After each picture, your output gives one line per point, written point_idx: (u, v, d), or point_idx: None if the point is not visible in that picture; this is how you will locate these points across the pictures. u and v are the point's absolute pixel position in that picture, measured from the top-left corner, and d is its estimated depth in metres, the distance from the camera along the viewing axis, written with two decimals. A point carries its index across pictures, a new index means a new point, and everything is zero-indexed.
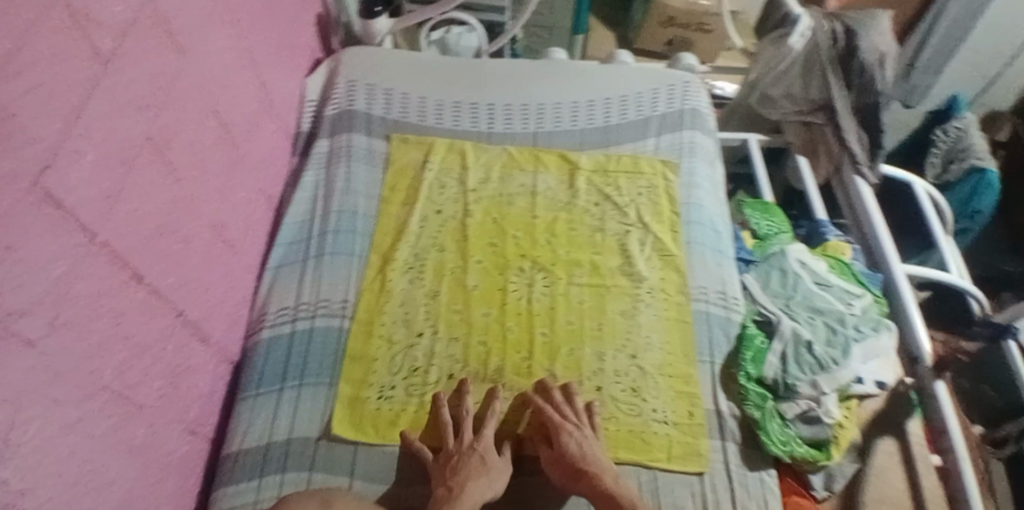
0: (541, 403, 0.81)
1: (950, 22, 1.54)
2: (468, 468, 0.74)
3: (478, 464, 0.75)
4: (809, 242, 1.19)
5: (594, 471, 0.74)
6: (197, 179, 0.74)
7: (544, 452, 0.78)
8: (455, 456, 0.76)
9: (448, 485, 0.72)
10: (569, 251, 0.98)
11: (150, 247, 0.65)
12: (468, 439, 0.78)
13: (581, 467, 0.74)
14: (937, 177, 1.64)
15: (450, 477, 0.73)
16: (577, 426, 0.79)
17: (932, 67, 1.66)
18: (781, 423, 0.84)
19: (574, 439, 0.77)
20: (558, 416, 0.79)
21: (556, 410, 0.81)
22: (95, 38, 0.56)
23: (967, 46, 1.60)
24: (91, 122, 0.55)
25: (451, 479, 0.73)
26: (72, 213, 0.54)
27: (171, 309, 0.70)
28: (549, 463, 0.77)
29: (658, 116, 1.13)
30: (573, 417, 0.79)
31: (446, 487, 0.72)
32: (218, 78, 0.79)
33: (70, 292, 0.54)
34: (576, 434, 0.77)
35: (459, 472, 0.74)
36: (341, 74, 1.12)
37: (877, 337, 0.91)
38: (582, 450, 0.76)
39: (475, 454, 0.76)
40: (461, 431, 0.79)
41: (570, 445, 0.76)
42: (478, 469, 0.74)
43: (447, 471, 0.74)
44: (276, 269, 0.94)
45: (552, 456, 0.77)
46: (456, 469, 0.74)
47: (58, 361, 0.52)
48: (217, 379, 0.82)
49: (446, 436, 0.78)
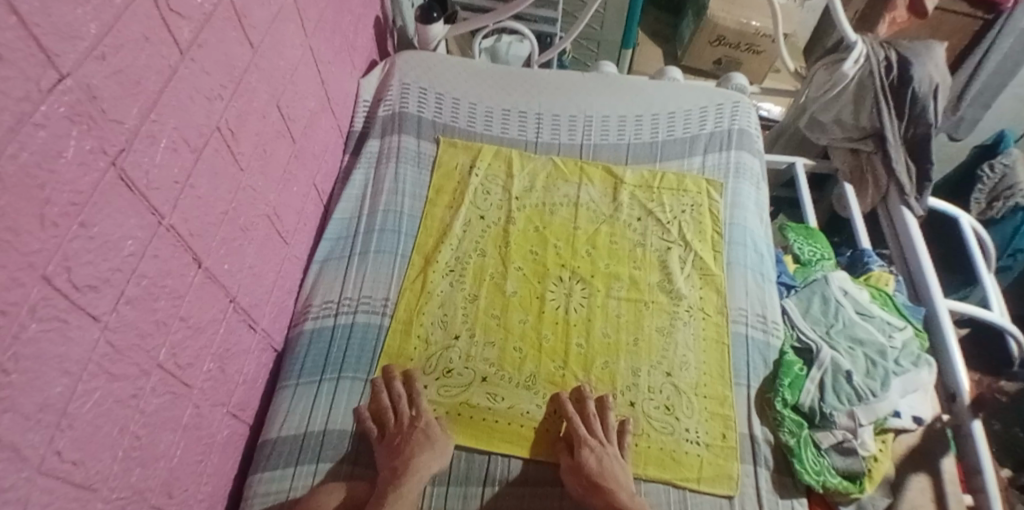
0: (570, 415, 0.81)
1: (1001, 56, 1.52)
2: (411, 446, 0.75)
3: (422, 439, 0.77)
4: (852, 270, 1.17)
5: (614, 488, 0.74)
6: (257, 170, 0.77)
7: (564, 461, 0.78)
8: (397, 437, 0.77)
9: (394, 465, 0.74)
10: (609, 263, 0.99)
11: (211, 233, 0.68)
12: (407, 416, 0.80)
13: (601, 482, 0.74)
14: (980, 213, 1.58)
15: (396, 457, 0.75)
16: (600, 440, 0.79)
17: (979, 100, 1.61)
18: (815, 453, 0.83)
19: (594, 454, 0.77)
20: (583, 429, 0.80)
21: (584, 422, 0.81)
22: (179, 27, 0.58)
23: (1015, 83, 1.58)
24: (167, 109, 0.57)
25: (397, 458, 0.75)
26: (145, 196, 0.56)
27: (225, 294, 0.72)
28: (569, 473, 0.77)
29: (705, 135, 1.12)
30: (599, 432, 0.80)
31: (391, 467, 0.74)
32: (282, 73, 0.81)
33: (137, 271, 0.56)
34: (597, 449, 0.77)
35: (404, 450, 0.75)
36: (395, 76, 1.14)
37: (917, 372, 0.88)
38: (602, 465, 0.76)
39: (418, 431, 0.77)
40: (399, 412, 0.80)
41: (589, 461, 0.76)
42: (422, 443, 0.76)
43: (390, 452, 0.76)
44: (321, 262, 0.97)
45: (572, 467, 0.77)
46: (400, 449, 0.76)
47: (120, 338, 0.54)
48: (261, 366, 0.84)
49: (387, 417, 0.80)
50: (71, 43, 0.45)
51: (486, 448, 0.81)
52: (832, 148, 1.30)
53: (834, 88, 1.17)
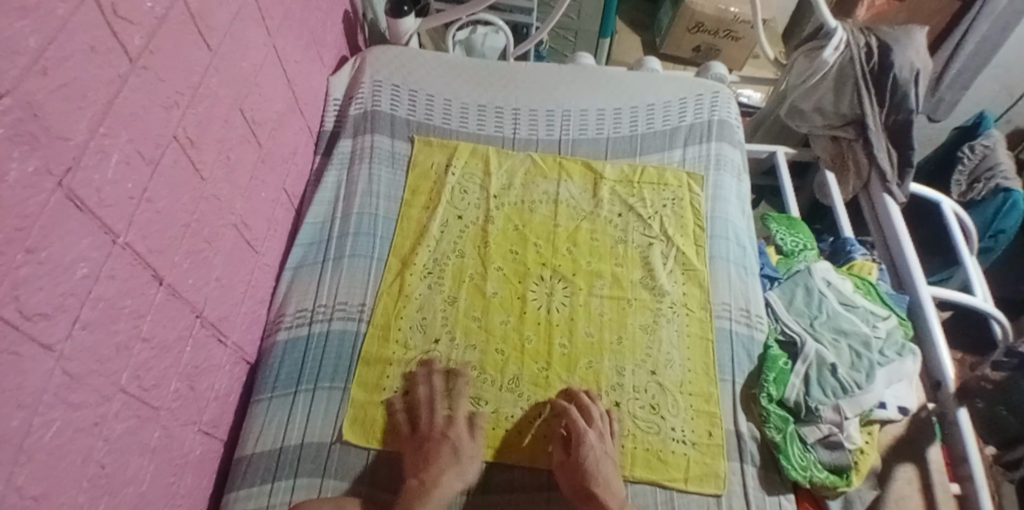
0: (569, 409, 0.79)
1: (979, 39, 1.51)
2: (439, 458, 0.74)
3: (447, 453, 0.75)
4: (835, 259, 1.16)
5: (604, 494, 0.73)
6: (221, 179, 0.73)
7: (559, 461, 0.78)
8: (426, 442, 0.76)
9: (420, 477, 0.73)
10: (591, 261, 0.97)
11: (174, 248, 0.64)
12: (442, 415, 0.79)
13: (594, 490, 0.73)
14: (961, 195, 1.59)
15: (422, 469, 0.74)
16: (598, 434, 0.78)
17: (959, 82, 1.62)
18: (802, 448, 0.83)
19: (593, 453, 0.75)
20: (582, 422, 0.78)
21: (581, 414, 0.80)
22: (129, 34, 0.54)
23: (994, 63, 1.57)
24: (119, 120, 0.54)
25: (424, 471, 0.73)
26: (98, 215, 0.52)
27: (192, 309, 0.69)
28: (562, 472, 0.76)
29: (685, 126, 1.11)
30: (597, 423, 0.78)
31: (418, 479, 0.73)
32: (245, 76, 0.77)
33: (93, 293, 0.53)
34: (596, 447, 0.76)
35: (432, 461, 0.74)
36: (366, 73, 1.11)
37: (902, 361, 0.88)
38: (598, 467, 0.75)
39: (447, 444, 0.76)
40: (434, 408, 0.80)
41: (588, 459, 0.75)
42: (448, 459, 0.74)
43: (419, 462, 0.75)
44: (294, 269, 0.93)
45: (567, 467, 0.76)
46: (429, 461, 0.74)
47: (77, 365, 0.52)
48: (234, 380, 0.81)
49: (421, 415, 0.79)
50: (10, 59, 0.41)
51: None
52: (812, 136, 1.28)
53: (814, 76, 1.15)
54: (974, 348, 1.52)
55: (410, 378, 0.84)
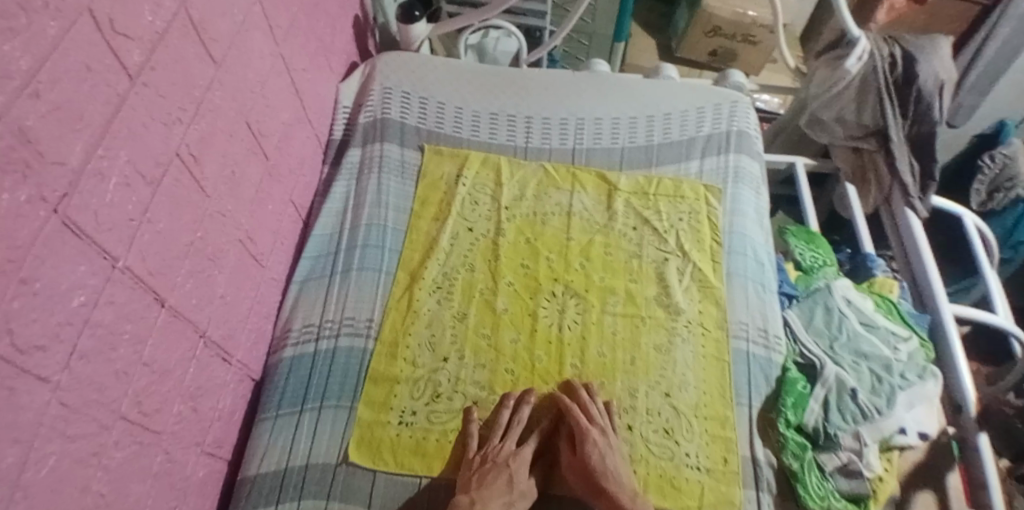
0: (569, 405, 0.80)
1: (1000, 44, 1.43)
2: (493, 481, 0.73)
3: (502, 482, 0.73)
4: (855, 276, 1.13)
5: (612, 488, 0.73)
6: (225, 194, 0.71)
7: (567, 461, 0.78)
8: (486, 465, 0.75)
9: (471, 496, 0.72)
10: (604, 277, 0.94)
11: (176, 268, 0.62)
12: (510, 446, 0.78)
13: (603, 486, 0.73)
14: (981, 205, 1.52)
15: (474, 487, 0.73)
16: (601, 431, 0.78)
17: (979, 85, 1.53)
18: (820, 476, 0.80)
19: (598, 450, 0.75)
20: (584, 419, 0.78)
21: (581, 411, 0.80)
22: (127, 50, 0.52)
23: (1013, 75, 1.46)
24: (117, 141, 0.52)
25: (475, 489, 0.72)
26: (95, 240, 0.50)
27: (194, 330, 0.67)
28: (572, 471, 0.77)
29: (702, 137, 1.07)
30: (599, 420, 0.78)
31: (468, 497, 0.72)
32: (251, 87, 0.75)
33: (91, 320, 0.51)
34: (601, 444, 0.76)
35: (484, 483, 0.73)
36: (375, 80, 1.08)
37: (923, 384, 0.85)
38: (605, 463, 0.75)
39: (506, 473, 0.74)
40: (507, 436, 0.79)
41: (593, 457, 0.75)
42: (502, 487, 0.73)
43: (474, 479, 0.74)
44: (301, 283, 0.91)
45: (576, 465, 0.76)
46: (482, 480, 0.73)
47: (75, 396, 0.50)
48: (238, 398, 0.79)
49: (494, 437, 0.78)
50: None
51: None
52: (832, 147, 1.24)
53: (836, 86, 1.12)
54: (989, 357, 1.49)
55: (421, 400, 0.82)
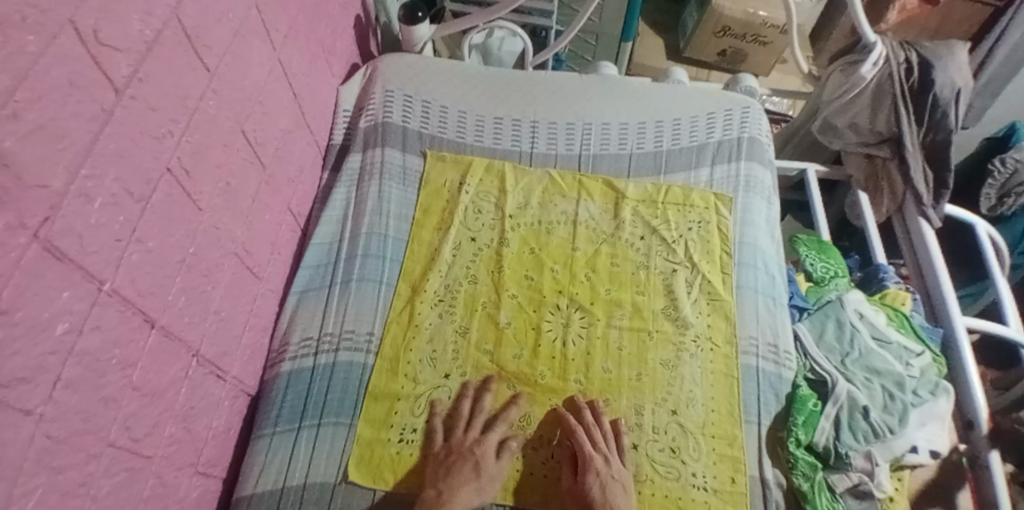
0: (575, 428, 0.78)
1: (1010, 46, 1.35)
2: (461, 472, 0.73)
3: (469, 469, 0.74)
4: (866, 287, 1.10)
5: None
6: (219, 208, 0.69)
7: (568, 487, 0.76)
8: (451, 456, 0.76)
9: (439, 488, 0.72)
10: (611, 289, 0.92)
11: (166, 288, 0.60)
12: (474, 433, 0.78)
13: None
14: (991, 210, 1.43)
15: (442, 478, 0.73)
16: (605, 458, 0.76)
17: (988, 91, 1.43)
18: (830, 497, 0.78)
19: (599, 480, 0.74)
20: (588, 446, 0.76)
21: (586, 434, 0.78)
22: (114, 63, 0.49)
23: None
24: (103, 159, 0.49)
25: (443, 480, 0.73)
26: (80, 264, 0.48)
27: (187, 349, 0.65)
28: (572, 496, 0.75)
29: (713, 144, 1.04)
30: (602, 446, 0.77)
31: (436, 489, 0.72)
32: (247, 95, 0.73)
33: (76, 348, 0.48)
34: (603, 475, 0.74)
35: (451, 474, 0.73)
36: (377, 83, 1.05)
37: (935, 402, 0.83)
38: (606, 497, 0.73)
39: (471, 460, 0.75)
40: (471, 425, 0.79)
41: (593, 488, 0.73)
42: (468, 475, 0.73)
43: (440, 471, 0.74)
44: (300, 294, 0.89)
45: (577, 493, 0.74)
46: (449, 471, 0.74)
47: (60, 427, 0.48)
48: (234, 414, 0.77)
49: (457, 428, 0.79)
50: None
51: None
52: (845, 153, 1.22)
53: (851, 92, 1.09)
54: (993, 360, 1.46)
55: (422, 417, 0.80)
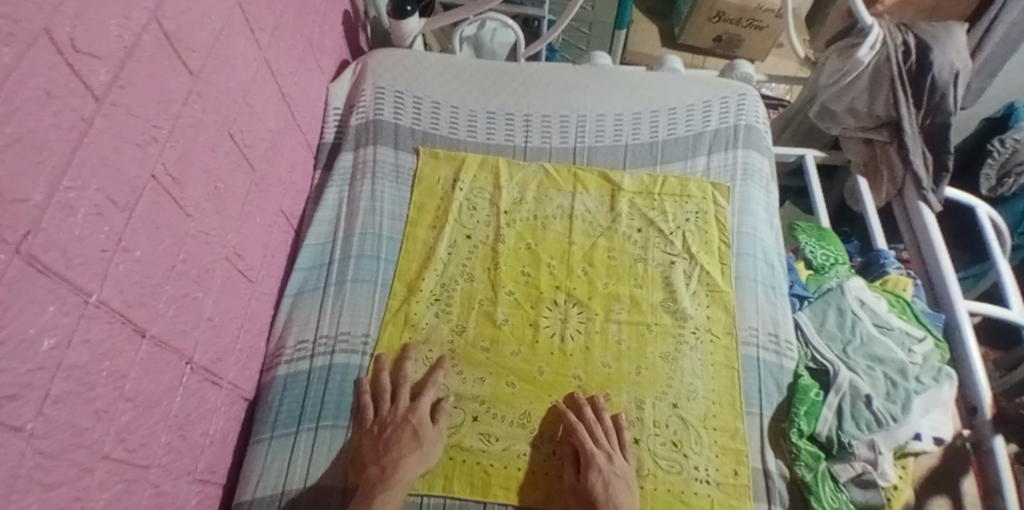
0: (576, 426, 0.77)
1: (1009, 25, 1.28)
2: (400, 443, 0.74)
3: (410, 437, 0.75)
4: (866, 273, 1.09)
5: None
6: (209, 213, 0.68)
7: (570, 485, 0.75)
8: (387, 429, 0.76)
9: (381, 464, 0.72)
10: (609, 283, 0.91)
11: (156, 296, 0.59)
12: (405, 404, 0.78)
13: None
14: (990, 191, 1.41)
15: (382, 455, 0.73)
16: (608, 456, 0.75)
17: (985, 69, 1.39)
18: (833, 488, 0.78)
19: (602, 477, 0.73)
20: (589, 442, 0.76)
21: (588, 432, 0.78)
22: (92, 70, 0.48)
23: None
24: (85, 170, 0.48)
25: (383, 457, 0.73)
26: (66, 277, 0.47)
27: (180, 357, 0.64)
28: (575, 495, 0.74)
29: (709, 133, 1.03)
30: (604, 443, 0.76)
31: (378, 466, 0.72)
32: (233, 97, 0.71)
33: (65, 362, 0.48)
34: (605, 471, 0.73)
35: (393, 448, 0.73)
36: (368, 79, 1.04)
37: (938, 389, 0.82)
38: (609, 494, 0.72)
39: (409, 428, 0.75)
40: (398, 398, 0.79)
41: (596, 485, 0.72)
42: (411, 444, 0.74)
43: (379, 448, 0.74)
44: (294, 296, 0.88)
45: (579, 491, 0.74)
46: (389, 447, 0.74)
47: (52, 442, 0.47)
48: (231, 420, 0.77)
49: (383, 404, 0.79)
50: None
51: (481, 498, 0.76)
52: (843, 137, 1.20)
53: (847, 77, 1.07)
54: (994, 341, 1.46)
55: None
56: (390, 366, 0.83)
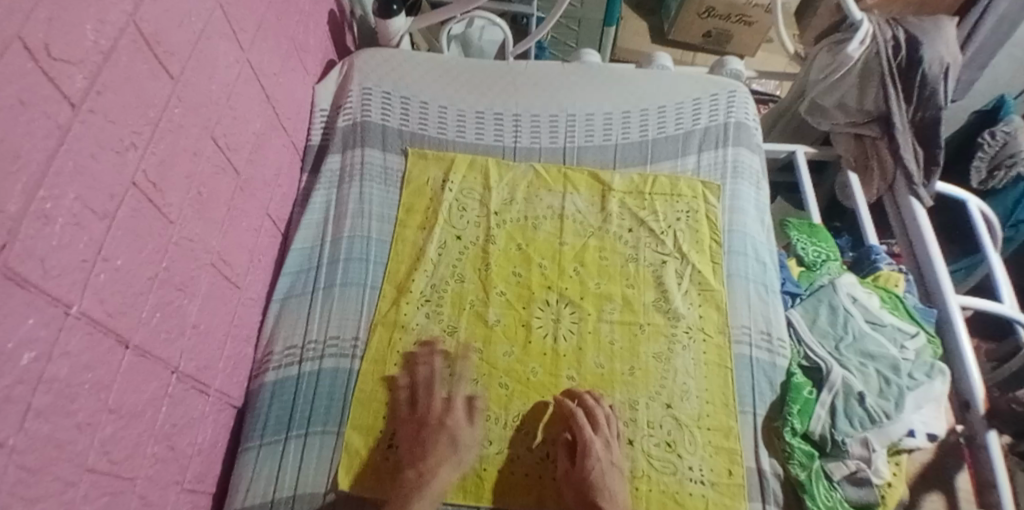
0: (575, 410, 0.78)
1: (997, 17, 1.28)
2: (436, 448, 0.74)
3: (446, 443, 0.74)
4: (858, 269, 1.09)
5: (607, 506, 0.71)
6: (192, 219, 0.66)
7: (564, 471, 0.76)
8: (424, 429, 0.76)
9: (419, 469, 0.73)
10: (600, 282, 0.90)
11: (139, 304, 0.58)
12: (440, 400, 0.79)
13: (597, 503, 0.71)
14: (980, 184, 1.41)
15: (419, 460, 0.74)
16: (605, 442, 0.76)
17: (974, 62, 1.39)
18: (827, 486, 0.77)
19: (599, 465, 0.74)
20: (587, 430, 0.75)
21: (587, 418, 0.77)
22: (67, 76, 0.47)
23: (1011, 42, 1.34)
24: (61, 178, 0.47)
25: (421, 462, 0.74)
26: (44, 288, 0.46)
27: (165, 366, 0.63)
28: (569, 485, 0.75)
29: (699, 131, 1.02)
30: (603, 430, 0.76)
31: (415, 470, 0.73)
32: (215, 100, 0.70)
33: (45, 375, 0.46)
34: (603, 460, 0.74)
35: (429, 453, 0.74)
36: (354, 80, 1.03)
37: (931, 384, 0.82)
38: (605, 481, 0.73)
39: (445, 434, 0.75)
40: (433, 392, 0.80)
41: (594, 471, 0.73)
42: (446, 449, 0.74)
43: (416, 450, 0.75)
44: (282, 301, 0.87)
45: (574, 479, 0.74)
46: (425, 452, 0.74)
47: (34, 456, 0.46)
48: (219, 428, 0.76)
49: (420, 399, 0.79)
50: None
51: (474, 502, 0.75)
52: (833, 133, 1.19)
53: (838, 72, 1.07)
54: (986, 334, 1.46)
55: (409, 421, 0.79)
56: (405, 365, 0.82)
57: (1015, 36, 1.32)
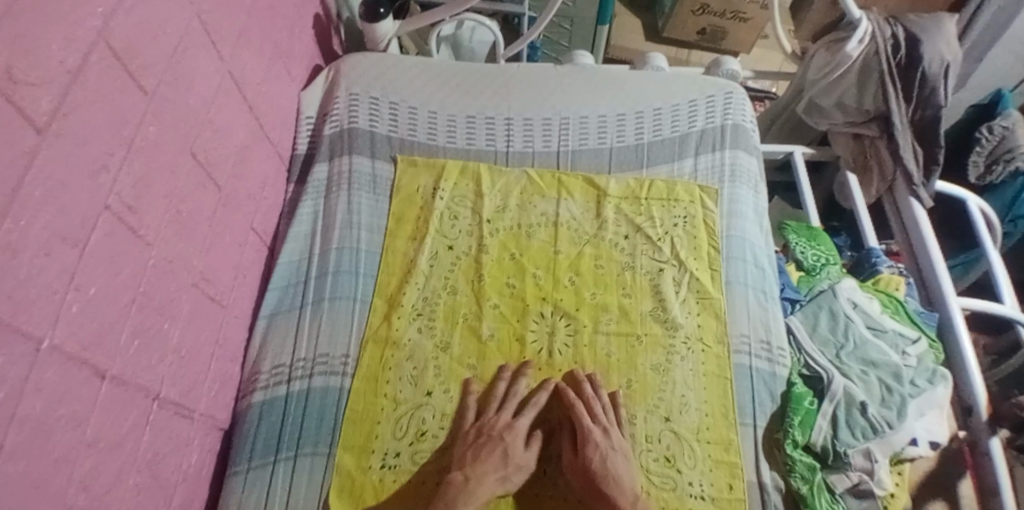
0: (574, 401, 0.77)
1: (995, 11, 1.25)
2: (489, 458, 0.71)
3: (498, 456, 0.72)
4: (857, 272, 1.07)
5: (615, 494, 0.70)
6: (171, 239, 0.64)
7: (569, 462, 0.75)
8: (483, 438, 0.74)
9: (466, 473, 0.70)
10: (596, 292, 0.88)
11: (116, 332, 0.56)
12: (505, 418, 0.76)
13: (605, 491, 0.70)
14: (978, 179, 1.36)
15: (468, 464, 0.71)
16: (605, 430, 0.75)
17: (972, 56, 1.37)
18: (830, 499, 0.76)
19: (599, 451, 0.73)
20: (586, 417, 0.75)
21: (585, 408, 0.77)
22: (33, 99, 0.44)
23: (1010, 36, 1.32)
24: (27, 207, 0.44)
25: (469, 466, 0.71)
26: (15, 325, 0.43)
27: (146, 393, 0.60)
28: (573, 472, 0.74)
29: (696, 134, 1.00)
30: (601, 418, 0.75)
31: (463, 474, 0.70)
32: (193, 113, 0.67)
33: (17, 415, 0.44)
34: (602, 446, 0.73)
35: (479, 460, 0.71)
36: (341, 85, 1.00)
37: (934, 390, 0.79)
38: (609, 468, 0.72)
39: (502, 445, 0.73)
40: (503, 407, 0.77)
41: (595, 460, 0.72)
42: (497, 463, 0.71)
43: (468, 456, 0.72)
44: (269, 318, 0.85)
45: (577, 466, 0.73)
46: (477, 458, 0.72)
47: (8, 501, 0.43)
48: (205, 452, 0.74)
49: (489, 409, 0.77)
50: None
51: None
52: (832, 133, 1.17)
53: (837, 71, 1.04)
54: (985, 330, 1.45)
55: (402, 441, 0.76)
56: (479, 390, 0.80)
57: (1013, 29, 1.29)
